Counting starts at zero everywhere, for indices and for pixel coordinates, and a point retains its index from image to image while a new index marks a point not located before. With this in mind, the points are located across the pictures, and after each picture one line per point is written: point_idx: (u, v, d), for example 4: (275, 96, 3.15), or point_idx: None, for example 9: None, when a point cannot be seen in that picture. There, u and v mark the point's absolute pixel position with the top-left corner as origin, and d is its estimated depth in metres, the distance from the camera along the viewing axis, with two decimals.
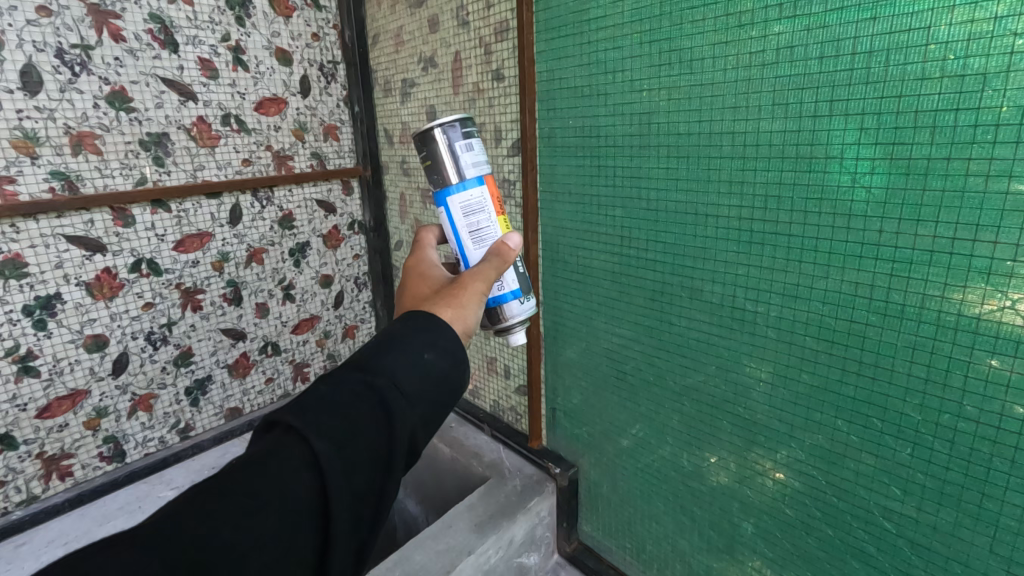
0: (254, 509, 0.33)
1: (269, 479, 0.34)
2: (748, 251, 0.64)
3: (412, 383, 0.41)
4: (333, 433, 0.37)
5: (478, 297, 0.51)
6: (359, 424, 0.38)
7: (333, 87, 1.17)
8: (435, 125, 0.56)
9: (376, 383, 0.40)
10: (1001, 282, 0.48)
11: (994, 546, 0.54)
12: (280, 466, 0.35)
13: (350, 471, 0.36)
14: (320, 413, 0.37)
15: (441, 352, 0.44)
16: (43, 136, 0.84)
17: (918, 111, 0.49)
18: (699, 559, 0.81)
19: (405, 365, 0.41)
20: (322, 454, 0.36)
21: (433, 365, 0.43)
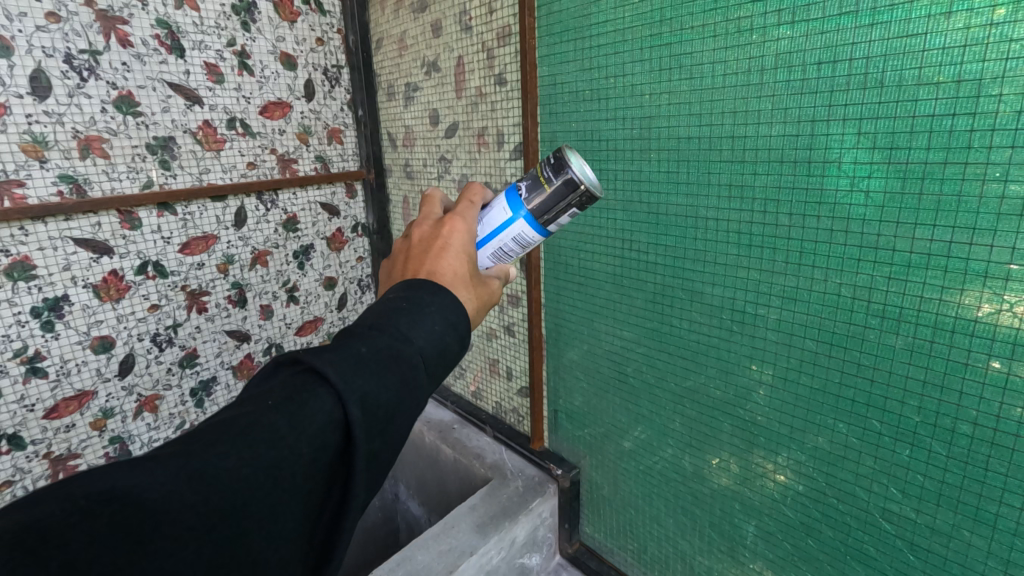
0: (289, 463, 0.34)
1: (307, 435, 0.34)
2: (748, 253, 0.65)
3: (438, 354, 0.42)
4: (371, 398, 0.37)
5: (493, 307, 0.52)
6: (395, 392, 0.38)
7: (337, 91, 1.18)
8: (582, 178, 0.54)
9: (409, 353, 0.40)
10: (998, 285, 0.48)
11: (993, 547, 0.54)
12: (317, 424, 0.35)
13: (379, 436, 0.37)
14: (359, 375, 0.37)
15: (464, 327, 0.45)
16: (51, 140, 0.85)
17: (915, 116, 0.50)
18: (701, 561, 0.81)
19: (436, 336, 0.42)
20: (359, 418, 0.36)
21: (458, 339, 0.44)
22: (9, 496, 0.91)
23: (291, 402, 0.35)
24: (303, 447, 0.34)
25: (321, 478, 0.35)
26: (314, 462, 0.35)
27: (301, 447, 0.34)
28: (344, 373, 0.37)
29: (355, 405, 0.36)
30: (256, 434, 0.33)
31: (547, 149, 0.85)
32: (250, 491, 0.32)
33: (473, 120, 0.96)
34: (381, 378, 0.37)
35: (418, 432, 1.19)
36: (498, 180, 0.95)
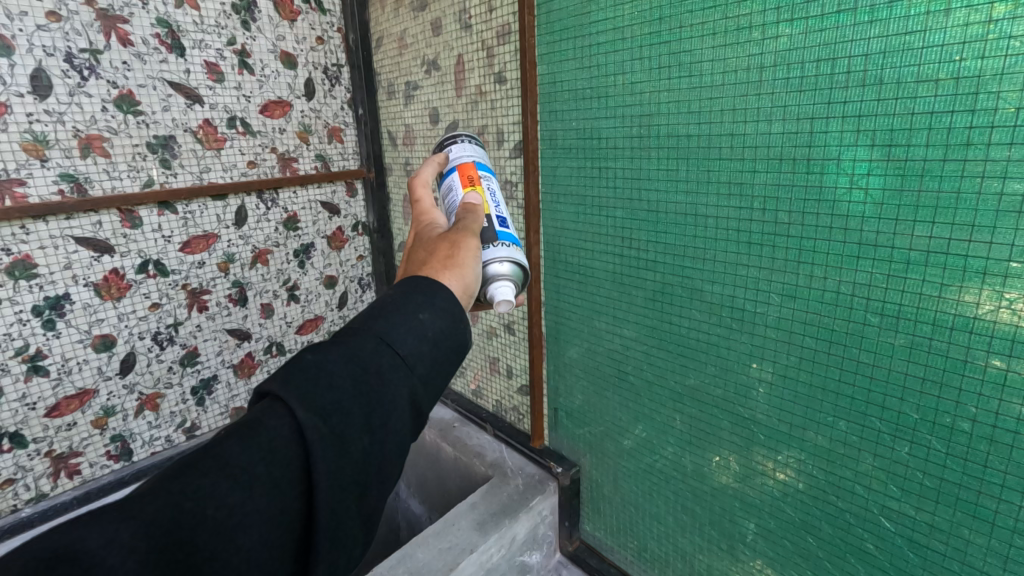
0: (246, 481, 0.35)
1: (260, 451, 0.35)
2: (747, 251, 0.65)
3: (411, 350, 0.41)
4: (322, 402, 0.37)
5: (475, 251, 0.51)
6: (352, 392, 0.38)
7: (337, 90, 1.18)
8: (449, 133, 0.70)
9: (369, 352, 0.40)
10: (997, 282, 0.48)
11: (992, 544, 0.54)
12: (271, 438, 0.36)
13: (345, 440, 0.37)
14: (311, 383, 0.37)
15: (441, 317, 0.44)
16: (52, 139, 0.85)
17: (914, 113, 0.50)
18: (701, 559, 0.82)
19: (404, 332, 0.42)
20: (309, 424, 0.36)
21: (433, 332, 0.43)
22: (11, 494, 0.91)
23: (249, 423, 0.36)
24: (258, 462, 0.35)
25: (291, 490, 0.36)
26: (275, 475, 0.35)
27: (255, 462, 0.35)
28: (295, 383, 0.37)
29: (303, 412, 0.36)
30: (213, 461, 0.35)
31: (547, 147, 0.85)
32: (205, 516, 0.33)
33: (473, 118, 0.96)
34: (335, 381, 0.38)
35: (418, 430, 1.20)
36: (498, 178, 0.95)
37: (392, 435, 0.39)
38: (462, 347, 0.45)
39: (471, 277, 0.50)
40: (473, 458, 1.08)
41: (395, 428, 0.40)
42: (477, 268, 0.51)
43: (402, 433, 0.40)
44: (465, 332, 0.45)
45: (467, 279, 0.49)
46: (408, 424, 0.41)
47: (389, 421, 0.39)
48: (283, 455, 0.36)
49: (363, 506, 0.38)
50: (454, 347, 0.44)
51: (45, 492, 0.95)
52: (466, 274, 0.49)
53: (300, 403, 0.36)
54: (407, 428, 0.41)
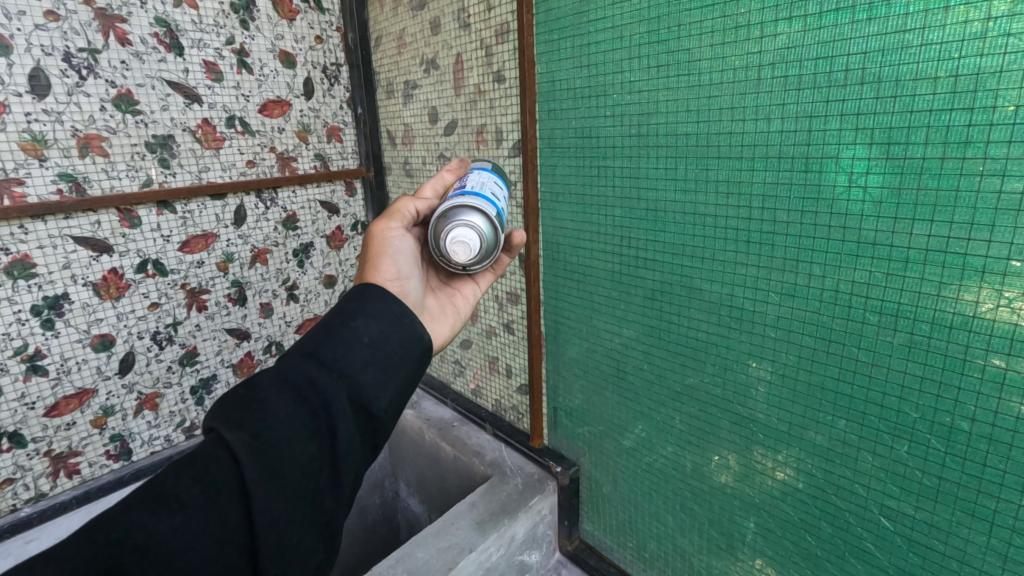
0: (183, 506, 0.37)
1: (195, 476, 0.38)
2: (746, 250, 0.65)
3: (346, 357, 0.44)
4: (253, 419, 0.40)
5: (388, 240, 0.55)
6: (281, 405, 0.41)
7: (336, 89, 1.18)
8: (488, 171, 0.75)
9: (300, 368, 0.44)
10: (996, 280, 0.48)
11: (991, 543, 0.54)
12: (208, 462, 0.39)
13: (279, 449, 0.40)
14: (243, 405, 0.41)
15: (377, 323, 0.47)
16: (51, 139, 0.85)
17: (912, 111, 0.50)
18: (700, 558, 0.82)
19: (342, 348, 0.45)
20: (236, 442, 0.39)
21: (367, 337, 0.46)
22: (11, 494, 0.92)
23: (189, 456, 0.39)
24: (194, 487, 0.37)
25: (233, 507, 0.38)
26: (212, 496, 0.38)
27: (191, 488, 0.37)
28: (229, 408, 0.41)
29: (231, 431, 0.39)
30: (152, 495, 0.37)
31: (545, 146, 0.85)
32: (135, 545, 0.34)
33: (472, 117, 0.96)
34: (265, 399, 0.41)
35: (418, 429, 1.20)
36: None
37: (335, 439, 0.42)
38: (409, 346, 0.48)
39: (390, 267, 0.54)
40: (472, 458, 1.08)
41: (338, 431, 0.42)
42: (395, 255, 0.54)
43: (347, 436, 0.43)
44: (411, 332, 0.48)
45: (383, 271, 0.53)
46: (354, 427, 0.43)
47: (327, 427, 0.42)
48: (220, 475, 0.38)
49: (314, 512, 0.41)
50: (400, 348, 0.47)
51: (44, 491, 0.95)
52: (381, 269, 0.53)
53: (228, 425, 0.40)
54: (354, 431, 0.43)
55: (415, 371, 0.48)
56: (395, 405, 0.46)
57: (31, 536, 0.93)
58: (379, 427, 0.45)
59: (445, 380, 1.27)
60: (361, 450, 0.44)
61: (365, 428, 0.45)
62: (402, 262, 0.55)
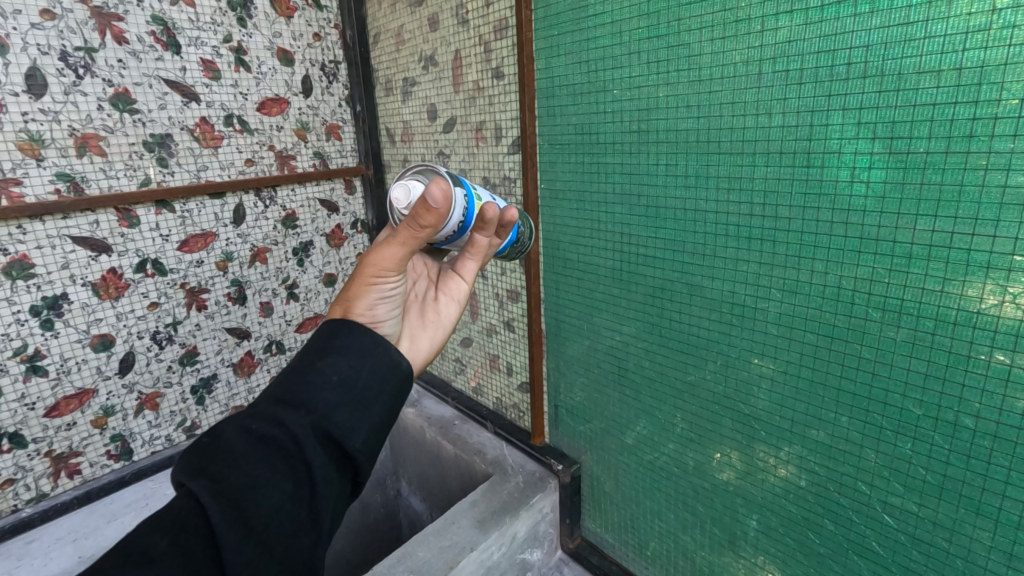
0: (151, 560, 0.36)
1: (164, 529, 0.38)
2: (748, 247, 0.64)
3: (317, 396, 0.44)
4: (218, 467, 0.40)
5: (374, 285, 0.48)
6: (250, 452, 0.41)
7: (335, 87, 1.18)
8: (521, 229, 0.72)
9: (269, 412, 0.44)
10: (1001, 276, 0.48)
11: (995, 541, 0.54)
12: (177, 516, 0.39)
13: (250, 493, 0.40)
14: (209, 454, 0.41)
15: (346, 359, 0.46)
16: (48, 138, 0.85)
17: (915, 105, 0.49)
18: (702, 556, 0.81)
19: (310, 389, 0.44)
20: (201, 492, 0.39)
21: (338, 375, 0.45)
22: (12, 494, 0.92)
23: (160, 512, 0.39)
24: (162, 540, 0.37)
25: (203, 556, 0.38)
26: (181, 546, 0.37)
27: (159, 541, 0.37)
28: (196, 459, 0.41)
29: (196, 482, 0.39)
30: (122, 551, 0.37)
31: (545, 143, 0.84)
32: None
33: (471, 114, 0.95)
34: (232, 448, 0.41)
35: (419, 428, 1.20)
36: (497, 175, 0.94)
37: (310, 477, 0.42)
38: (383, 379, 0.47)
39: (365, 312, 0.49)
40: (474, 456, 1.07)
41: (313, 469, 0.42)
42: (376, 300, 0.49)
43: (322, 473, 0.43)
44: (385, 363, 0.47)
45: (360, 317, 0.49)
46: (330, 464, 0.44)
47: (303, 467, 0.42)
48: (188, 526, 0.38)
49: (291, 553, 0.41)
50: (373, 382, 0.47)
51: (45, 492, 0.95)
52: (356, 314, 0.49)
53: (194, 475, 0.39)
54: (330, 468, 0.44)
55: (392, 403, 0.48)
56: (373, 438, 0.46)
57: (32, 537, 0.94)
58: (357, 463, 0.45)
59: (446, 378, 1.26)
60: (340, 485, 0.44)
61: (342, 464, 0.45)
62: (385, 304, 0.50)
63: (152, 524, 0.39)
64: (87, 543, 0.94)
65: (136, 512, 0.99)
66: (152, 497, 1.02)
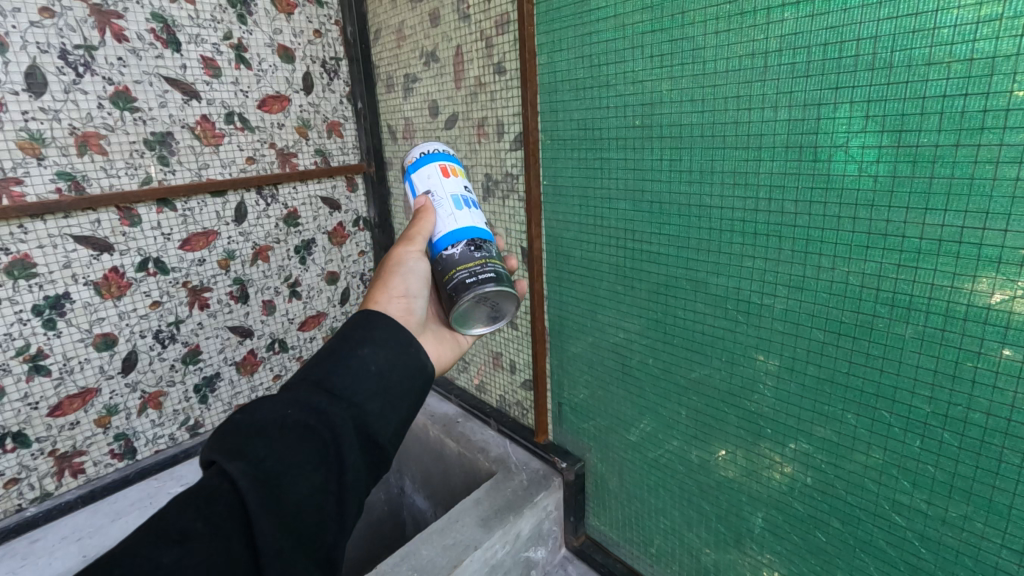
0: (185, 539, 0.37)
1: (198, 510, 0.38)
2: (754, 243, 0.64)
3: (355, 384, 0.46)
4: (253, 449, 0.41)
5: (399, 261, 0.57)
6: (284, 436, 0.42)
7: (336, 84, 1.17)
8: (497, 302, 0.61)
9: (308, 398, 0.44)
10: (1011, 272, 0.47)
11: (1007, 539, 0.53)
12: (210, 495, 0.39)
13: (281, 481, 0.40)
14: (243, 436, 0.41)
15: (383, 352, 0.48)
16: (48, 137, 0.84)
17: (924, 97, 0.48)
18: (707, 554, 0.81)
19: (348, 377, 0.46)
20: (238, 474, 0.39)
21: (376, 367, 0.47)
22: (15, 494, 0.92)
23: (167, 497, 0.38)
24: (196, 520, 0.38)
25: (236, 538, 0.39)
26: (214, 528, 0.38)
27: (193, 521, 0.38)
28: (231, 438, 0.42)
29: (231, 463, 0.40)
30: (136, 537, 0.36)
31: (548, 138, 0.83)
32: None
33: (473, 110, 0.94)
34: (270, 430, 0.42)
35: (422, 426, 1.19)
36: (499, 171, 0.93)
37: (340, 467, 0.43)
38: (414, 376, 0.49)
39: (399, 284, 0.57)
40: (477, 454, 1.07)
41: (344, 462, 0.43)
42: (406, 274, 0.57)
43: (353, 466, 0.43)
44: (417, 361, 0.50)
45: (392, 288, 0.56)
46: (359, 457, 0.44)
47: (334, 458, 0.43)
48: (219, 509, 0.39)
49: (316, 546, 0.41)
50: (404, 378, 0.48)
51: (49, 491, 0.95)
52: (393, 287, 0.57)
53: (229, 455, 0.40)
54: (360, 463, 0.44)
55: (419, 400, 0.50)
56: (400, 436, 0.48)
57: (35, 536, 0.94)
58: (384, 457, 0.46)
59: (448, 375, 1.26)
60: (365, 480, 0.45)
61: (369, 459, 0.46)
62: (414, 279, 0.58)
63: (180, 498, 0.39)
64: (90, 541, 0.94)
65: (139, 511, 0.99)
66: (156, 496, 1.02)
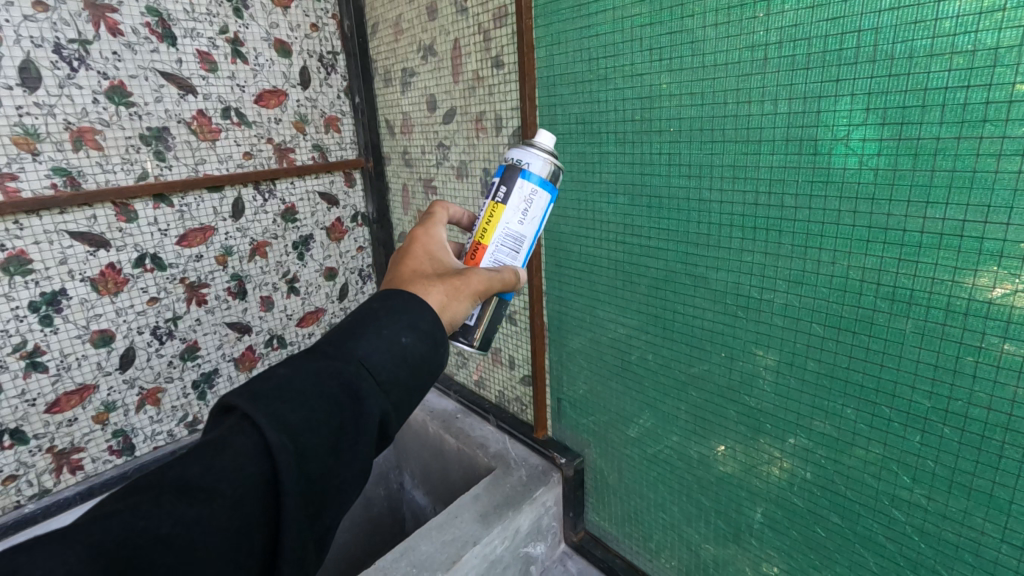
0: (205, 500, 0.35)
1: (222, 472, 0.35)
2: (754, 237, 0.63)
3: (392, 372, 0.43)
4: (290, 418, 0.38)
5: (475, 300, 0.53)
6: (321, 411, 0.39)
7: (333, 78, 1.16)
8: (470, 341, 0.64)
9: (347, 374, 0.41)
10: (1013, 266, 0.47)
11: (1006, 534, 0.53)
12: (236, 457, 0.36)
13: (308, 461, 0.38)
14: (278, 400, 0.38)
15: (423, 342, 0.46)
16: (43, 133, 0.84)
17: (925, 89, 0.48)
18: (707, 549, 0.81)
19: (387, 361, 0.43)
20: (278, 446, 0.36)
21: (413, 355, 0.45)
22: (14, 491, 0.92)
23: None
24: (221, 482, 0.35)
25: (254, 509, 0.36)
26: (237, 495, 0.35)
27: (218, 483, 0.35)
28: (266, 400, 0.38)
29: (271, 429, 0.37)
30: None
31: (547, 132, 0.83)
32: (158, 535, 0.32)
33: (471, 104, 0.94)
34: (308, 401, 0.39)
35: (421, 422, 1.19)
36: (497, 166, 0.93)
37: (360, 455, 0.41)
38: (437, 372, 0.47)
39: (461, 314, 0.52)
40: (476, 450, 1.07)
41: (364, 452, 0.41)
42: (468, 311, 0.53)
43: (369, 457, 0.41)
44: (442, 358, 0.48)
45: (456, 316, 0.52)
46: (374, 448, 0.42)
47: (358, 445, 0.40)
48: (244, 475, 0.36)
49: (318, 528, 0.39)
50: (429, 374, 0.47)
51: (48, 487, 0.95)
52: (458, 309, 0.52)
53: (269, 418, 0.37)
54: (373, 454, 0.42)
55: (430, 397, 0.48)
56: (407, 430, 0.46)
57: (34, 533, 0.93)
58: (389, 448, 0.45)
59: (448, 371, 1.25)
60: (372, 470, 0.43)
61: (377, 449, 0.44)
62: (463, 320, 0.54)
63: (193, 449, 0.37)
64: None
65: None
66: None
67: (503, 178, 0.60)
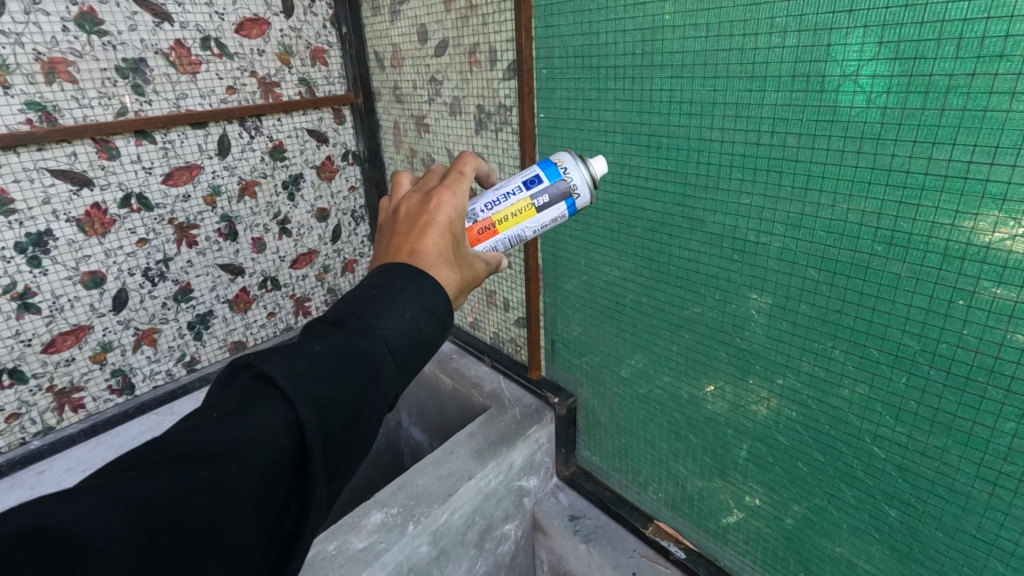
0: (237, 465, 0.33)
1: (253, 445, 0.33)
2: (754, 179, 0.62)
3: (409, 353, 0.41)
4: (317, 398, 0.36)
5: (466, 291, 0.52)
6: (345, 392, 0.37)
7: (318, 6, 1.10)
8: None
9: (370, 353, 0.39)
10: (1014, 209, 0.46)
11: (981, 470, 0.55)
12: (266, 432, 0.34)
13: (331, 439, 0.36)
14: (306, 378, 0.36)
15: (438, 323, 0.44)
16: (12, 64, 0.80)
17: (942, 21, 0.45)
18: (693, 483, 0.84)
19: (406, 340, 0.41)
20: (309, 425, 0.35)
21: (428, 336, 0.43)
22: (18, 428, 0.94)
23: None
24: (252, 455, 0.33)
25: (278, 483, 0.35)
26: (265, 470, 0.34)
27: (251, 456, 0.33)
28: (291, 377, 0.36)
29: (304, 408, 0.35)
30: None
31: (544, 66, 0.79)
32: (193, 499, 0.31)
33: (464, 35, 0.89)
34: (335, 381, 0.37)
35: None
36: (491, 103, 0.89)
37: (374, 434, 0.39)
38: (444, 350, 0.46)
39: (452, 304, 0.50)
40: (471, 389, 1.09)
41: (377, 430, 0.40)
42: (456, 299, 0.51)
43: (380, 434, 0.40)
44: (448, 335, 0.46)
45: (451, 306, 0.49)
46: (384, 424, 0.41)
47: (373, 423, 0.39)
48: (272, 450, 0.34)
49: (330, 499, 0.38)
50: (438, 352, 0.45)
51: (51, 425, 0.97)
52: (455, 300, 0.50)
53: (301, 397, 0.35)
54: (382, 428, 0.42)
55: None
56: None
57: (42, 468, 0.96)
58: None
59: None
60: None
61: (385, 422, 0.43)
62: None
63: (212, 410, 0.35)
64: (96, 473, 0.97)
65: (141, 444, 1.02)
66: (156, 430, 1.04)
67: (551, 185, 0.61)
